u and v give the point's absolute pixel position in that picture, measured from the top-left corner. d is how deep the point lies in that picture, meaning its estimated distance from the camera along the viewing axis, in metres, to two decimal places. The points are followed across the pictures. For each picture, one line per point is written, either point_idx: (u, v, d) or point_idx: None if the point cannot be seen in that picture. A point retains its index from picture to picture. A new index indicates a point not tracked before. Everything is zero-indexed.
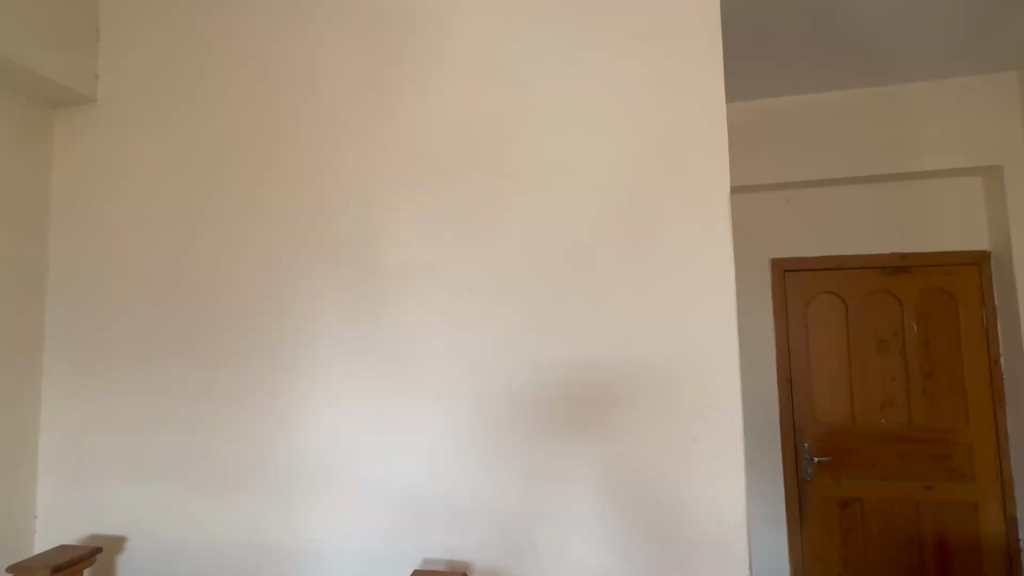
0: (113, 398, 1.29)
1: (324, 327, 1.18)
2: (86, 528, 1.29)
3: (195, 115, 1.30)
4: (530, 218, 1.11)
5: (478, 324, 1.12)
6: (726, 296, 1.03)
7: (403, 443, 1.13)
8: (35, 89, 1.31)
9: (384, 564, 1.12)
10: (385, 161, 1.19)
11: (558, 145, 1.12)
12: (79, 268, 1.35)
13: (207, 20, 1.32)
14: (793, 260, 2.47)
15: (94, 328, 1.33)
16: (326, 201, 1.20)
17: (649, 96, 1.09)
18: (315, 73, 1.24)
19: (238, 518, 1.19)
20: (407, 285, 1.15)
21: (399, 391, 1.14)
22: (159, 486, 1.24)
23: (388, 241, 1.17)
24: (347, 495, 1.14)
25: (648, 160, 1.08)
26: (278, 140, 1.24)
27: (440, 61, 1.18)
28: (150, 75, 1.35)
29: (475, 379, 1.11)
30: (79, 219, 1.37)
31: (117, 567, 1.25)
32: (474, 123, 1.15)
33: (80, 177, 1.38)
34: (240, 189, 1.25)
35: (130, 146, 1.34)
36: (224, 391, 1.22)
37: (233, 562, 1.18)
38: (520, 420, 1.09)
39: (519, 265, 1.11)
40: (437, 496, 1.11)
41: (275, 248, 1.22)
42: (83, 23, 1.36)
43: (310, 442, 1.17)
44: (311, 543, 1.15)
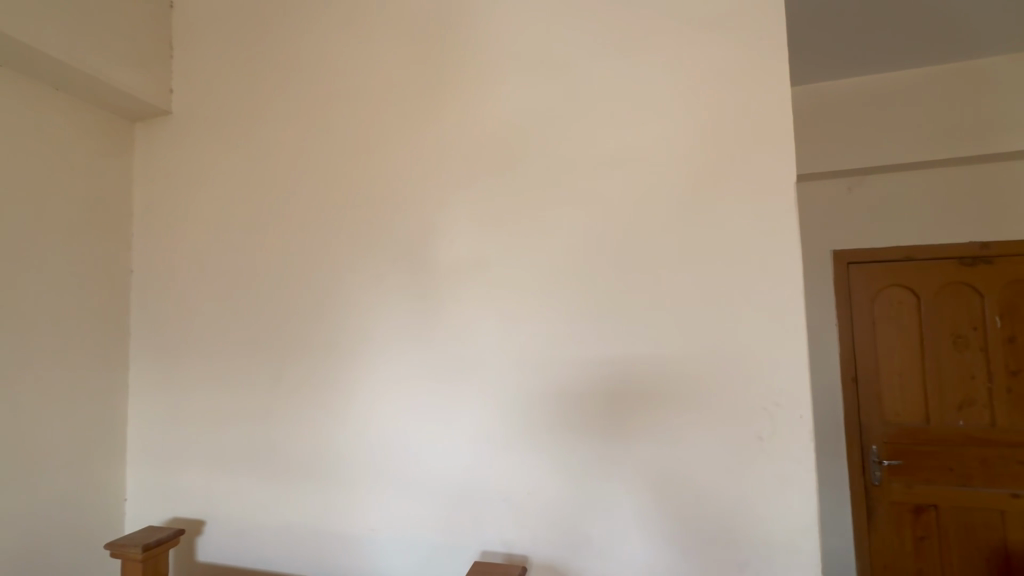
0: (190, 390, 1.38)
1: (383, 323, 1.22)
2: (168, 511, 1.38)
3: (259, 123, 1.37)
4: (585, 213, 1.11)
5: (532, 320, 1.12)
6: (793, 289, 0.98)
7: (459, 437, 1.15)
8: (118, 104, 1.42)
9: (443, 554, 1.14)
10: (438, 161, 1.21)
11: (612, 137, 1.10)
12: (158, 269, 1.45)
13: (269, 33, 1.39)
14: (857, 252, 2.33)
15: (172, 326, 1.42)
16: (382, 201, 1.24)
17: (707, 84, 1.06)
18: (369, 77, 1.28)
19: (305, 506, 1.25)
20: (462, 281, 1.17)
21: (455, 386, 1.16)
22: (233, 473, 1.32)
23: (442, 239, 1.19)
24: (406, 486, 1.18)
25: (707, 150, 1.05)
26: (336, 143, 1.29)
27: (491, 60, 1.19)
28: (218, 87, 1.43)
29: (530, 375, 1.12)
30: (156, 223, 1.47)
31: (197, 548, 1.34)
32: (526, 120, 1.16)
33: (157, 185, 1.48)
34: (302, 191, 1.31)
35: (201, 155, 1.43)
36: (290, 384, 1.28)
37: (302, 548, 1.24)
38: (575, 415, 1.08)
39: (574, 260, 1.10)
40: (494, 489, 1.12)
41: (334, 248, 1.27)
42: (158, 42, 1.46)
43: (370, 434, 1.21)
44: (372, 532, 1.19)
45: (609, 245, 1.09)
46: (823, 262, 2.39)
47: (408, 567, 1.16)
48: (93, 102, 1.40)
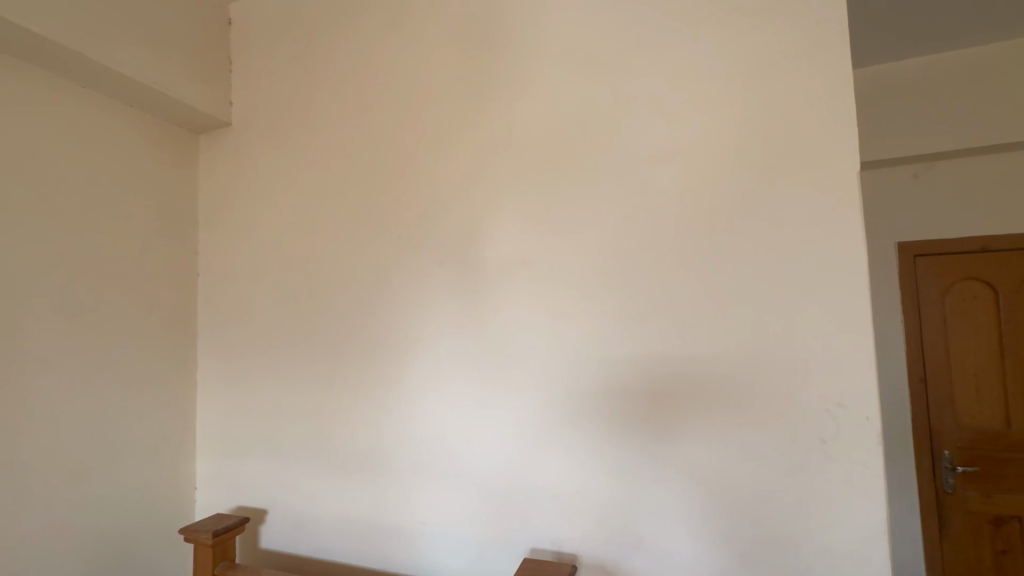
0: (252, 386, 1.46)
1: (431, 322, 1.25)
2: (234, 500, 1.47)
3: (311, 131, 1.43)
4: (632, 209, 1.09)
5: (578, 317, 1.12)
6: (857, 283, 0.94)
7: (507, 435, 1.16)
8: (183, 118, 1.51)
9: (492, 550, 1.16)
10: (483, 162, 1.22)
11: (660, 132, 1.08)
12: (221, 272, 1.54)
13: (319, 44, 1.44)
14: (924, 243, 2.18)
15: (234, 325, 1.50)
16: (428, 203, 1.27)
17: (759, 73, 1.02)
18: (414, 81, 1.31)
19: (359, 498, 1.30)
20: (508, 280, 1.18)
21: (502, 384, 1.17)
22: (291, 465, 1.39)
23: (487, 238, 1.21)
24: (455, 482, 1.20)
25: (760, 140, 1.01)
26: (383, 148, 1.33)
27: (534, 59, 1.20)
28: (272, 97, 1.50)
29: (577, 373, 1.11)
30: (219, 229, 1.56)
31: (261, 536, 1.42)
32: (570, 117, 1.16)
33: (219, 192, 1.57)
34: (352, 195, 1.36)
35: (258, 163, 1.51)
36: (343, 380, 1.33)
37: (357, 539, 1.29)
38: (624, 414, 1.07)
39: (621, 257, 1.09)
40: (542, 487, 1.12)
41: (383, 249, 1.31)
42: (218, 57, 1.54)
43: (419, 430, 1.24)
44: (423, 525, 1.23)
45: (657, 241, 1.07)
46: (885, 255, 2.25)
47: (457, 561, 1.19)
48: (161, 117, 1.50)
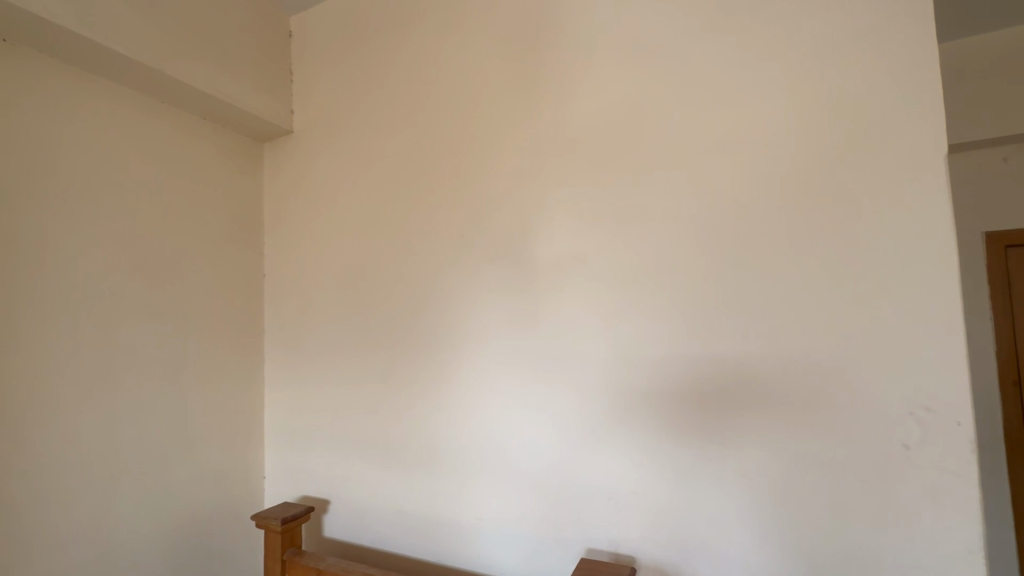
0: (314, 381, 1.53)
1: (484, 321, 1.26)
2: (299, 489, 1.54)
3: (367, 135, 1.47)
4: (691, 203, 1.05)
5: (635, 315, 1.09)
6: (945, 277, 0.86)
7: (561, 433, 1.15)
8: (250, 128, 1.60)
9: (547, 548, 1.15)
10: (535, 160, 1.22)
11: (720, 122, 1.04)
12: (285, 273, 1.61)
13: (373, 51, 1.49)
14: (1017, 233, 1.98)
15: (297, 323, 1.58)
16: (481, 202, 1.28)
17: (829, 55, 0.97)
18: (465, 83, 1.33)
19: (416, 493, 1.33)
20: (561, 278, 1.17)
21: (555, 382, 1.17)
22: (352, 457, 1.44)
23: (540, 235, 1.20)
24: (509, 479, 1.21)
25: (831, 126, 0.96)
26: (436, 149, 1.36)
27: (586, 54, 1.19)
28: (330, 105, 1.56)
29: (633, 372, 1.09)
30: (283, 231, 1.63)
31: (324, 525, 1.48)
32: (624, 111, 1.14)
33: (282, 197, 1.65)
34: (406, 197, 1.39)
35: (318, 168, 1.57)
36: (400, 377, 1.37)
37: (415, 533, 1.32)
38: (685, 414, 1.04)
39: (680, 253, 1.06)
40: (598, 488, 1.11)
41: (437, 248, 1.33)
42: (280, 69, 1.62)
43: (474, 427, 1.26)
44: (479, 521, 1.24)
45: (719, 234, 1.03)
46: (970, 246, 2.06)
47: (513, 558, 1.19)
48: (229, 127, 1.59)
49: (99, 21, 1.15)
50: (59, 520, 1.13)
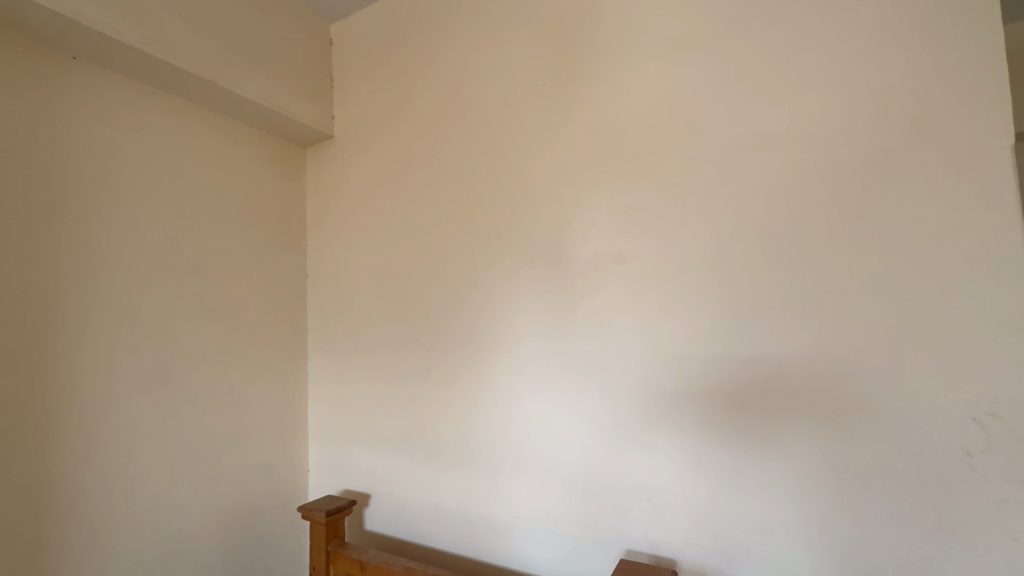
0: (355, 378, 1.57)
1: (520, 321, 1.27)
2: (341, 483, 1.59)
3: (406, 138, 1.51)
4: (734, 201, 1.03)
5: (676, 315, 1.08)
6: (1013, 275, 0.82)
7: (599, 433, 1.15)
8: (294, 134, 1.66)
9: (586, 548, 1.15)
10: (573, 159, 1.22)
11: (764, 117, 1.02)
12: (327, 273, 1.67)
13: (412, 56, 1.52)
14: None
15: (339, 322, 1.62)
16: (518, 202, 1.29)
17: (882, 45, 0.93)
18: (502, 85, 1.35)
19: (455, 489, 1.35)
20: (599, 277, 1.17)
21: (593, 382, 1.17)
22: (392, 453, 1.47)
23: (578, 235, 1.21)
24: (547, 478, 1.21)
25: (885, 118, 0.92)
26: (473, 151, 1.38)
27: (625, 51, 1.18)
28: (370, 109, 1.60)
29: (673, 372, 1.08)
30: (325, 233, 1.69)
31: (365, 519, 1.52)
32: (664, 107, 1.12)
33: (324, 200, 1.70)
34: (445, 198, 1.42)
35: (358, 171, 1.61)
36: (438, 375, 1.39)
37: (454, 529, 1.35)
38: (727, 416, 1.02)
39: (722, 252, 1.04)
40: (637, 489, 1.10)
41: (475, 249, 1.35)
42: (322, 76, 1.68)
43: (511, 426, 1.27)
44: (516, 519, 1.25)
45: (764, 232, 1.00)
46: None
47: (550, 556, 1.20)
48: (275, 134, 1.65)
49: (158, 37, 1.22)
50: (125, 506, 1.21)
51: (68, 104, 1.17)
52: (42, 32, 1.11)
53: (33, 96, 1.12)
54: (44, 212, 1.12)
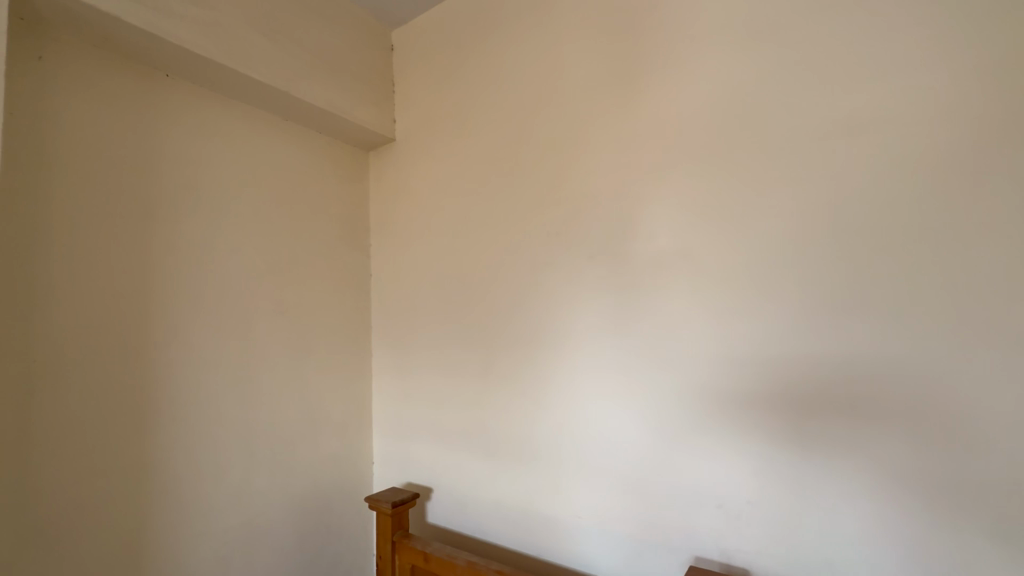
0: (418, 373, 1.61)
1: (581, 319, 1.26)
2: (404, 476, 1.63)
3: (465, 137, 1.53)
4: (814, 191, 0.98)
5: (749, 313, 1.03)
6: None
7: (665, 436, 1.12)
8: (358, 138, 1.72)
9: (652, 553, 1.12)
10: (636, 154, 1.20)
11: (848, 102, 0.96)
12: (390, 272, 1.72)
13: (473, 57, 1.54)
14: None
15: (402, 319, 1.67)
16: (579, 199, 1.29)
17: (987, 21, 0.86)
18: (562, 82, 1.34)
19: (515, 487, 1.36)
20: (664, 275, 1.14)
21: (658, 382, 1.13)
22: (454, 448, 1.50)
23: (641, 231, 1.18)
24: (609, 480, 1.20)
25: (995, 100, 0.85)
26: (533, 148, 1.38)
27: (692, 39, 1.14)
28: (431, 111, 1.64)
29: (746, 374, 1.03)
30: (387, 233, 1.74)
31: (428, 512, 1.55)
32: (736, 96, 1.08)
33: (387, 201, 1.76)
34: (505, 197, 1.43)
35: (419, 172, 1.66)
36: (499, 372, 1.41)
37: (515, 526, 1.35)
38: (808, 419, 0.96)
39: (801, 246, 0.99)
40: (706, 494, 1.06)
41: (535, 247, 1.36)
42: (384, 81, 1.73)
43: (573, 425, 1.26)
44: (579, 520, 1.24)
45: (851, 225, 0.94)
46: None
47: (613, 559, 1.18)
48: (340, 139, 1.72)
49: (238, 51, 1.30)
50: (211, 490, 1.30)
51: (160, 117, 1.28)
52: (136, 52, 1.21)
53: (129, 112, 1.22)
54: (141, 217, 1.22)
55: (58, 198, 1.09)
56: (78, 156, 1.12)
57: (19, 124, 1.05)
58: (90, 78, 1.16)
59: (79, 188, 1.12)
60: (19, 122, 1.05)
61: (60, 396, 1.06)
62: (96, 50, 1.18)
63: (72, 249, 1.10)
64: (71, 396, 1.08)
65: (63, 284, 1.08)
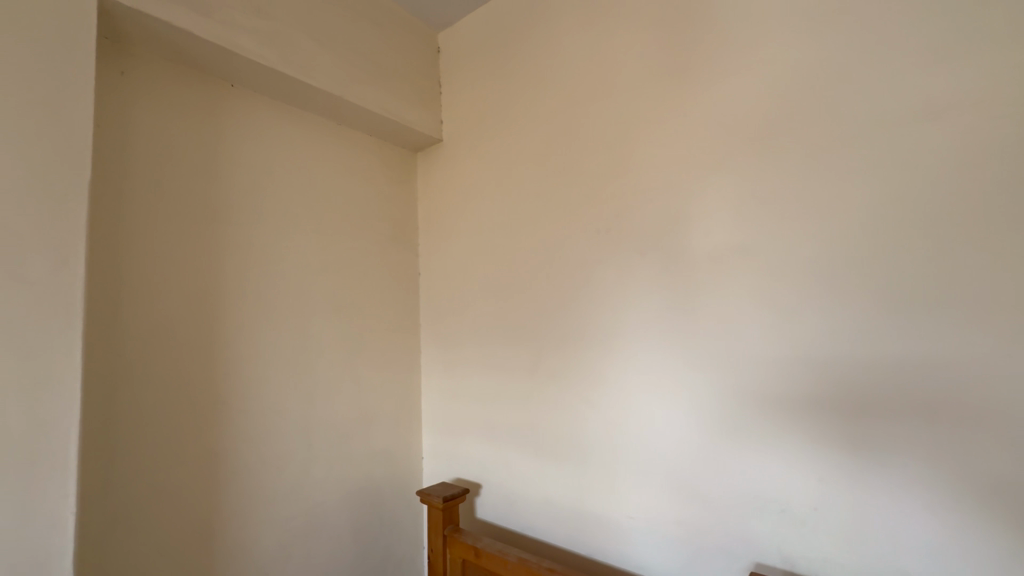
0: (466, 370, 1.63)
1: (634, 318, 1.24)
2: (454, 471, 1.65)
3: (512, 135, 1.54)
4: (887, 182, 0.94)
5: (815, 311, 0.99)
6: None
7: (722, 437, 1.09)
8: (407, 140, 1.76)
9: (710, 558, 1.09)
10: (691, 148, 1.17)
11: (924, 88, 0.92)
12: (439, 270, 1.75)
13: (520, 56, 1.55)
14: None
15: (451, 317, 1.69)
16: (630, 194, 1.27)
17: None
18: (612, 78, 1.33)
19: (565, 485, 1.36)
20: (722, 272, 1.11)
21: (714, 382, 1.10)
22: (503, 445, 1.51)
23: (697, 227, 1.15)
24: (662, 481, 1.17)
25: None
26: (581, 143, 1.37)
27: (752, 27, 1.11)
28: (478, 111, 1.65)
29: (812, 374, 0.99)
30: (435, 232, 1.77)
31: (478, 507, 1.57)
32: (801, 85, 1.04)
33: (435, 200, 1.79)
34: (553, 194, 1.43)
35: (467, 172, 1.67)
36: (548, 371, 1.41)
37: (565, 525, 1.35)
38: (880, 423, 0.92)
39: (872, 240, 0.94)
40: (768, 498, 1.03)
41: (584, 244, 1.34)
42: (432, 83, 1.77)
43: (624, 425, 1.24)
44: (630, 521, 1.22)
45: (931, 218, 0.90)
46: None
47: (668, 562, 1.16)
48: (389, 141, 1.76)
49: (297, 59, 1.36)
50: (275, 479, 1.36)
51: (225, 125, 1.35)
52: (204, 64, 1.28)
53: (198, 121, 1.29)
54: (210, 221, 1.29)
55: (138, 203, 1.17)
56: (154, 164, 1.20)
57: (104, 135, 1.13)
58: (163, 91, 1.24)
59: (155, 195, 1.20)
60: (105, 134, 1.13)
61: (141, 389, 1.14)
62: (169, 64, 1.26)
63: (151, 251, 1.18)
64: (150, 389, 1.16)
65: (143, 284, 1.16)
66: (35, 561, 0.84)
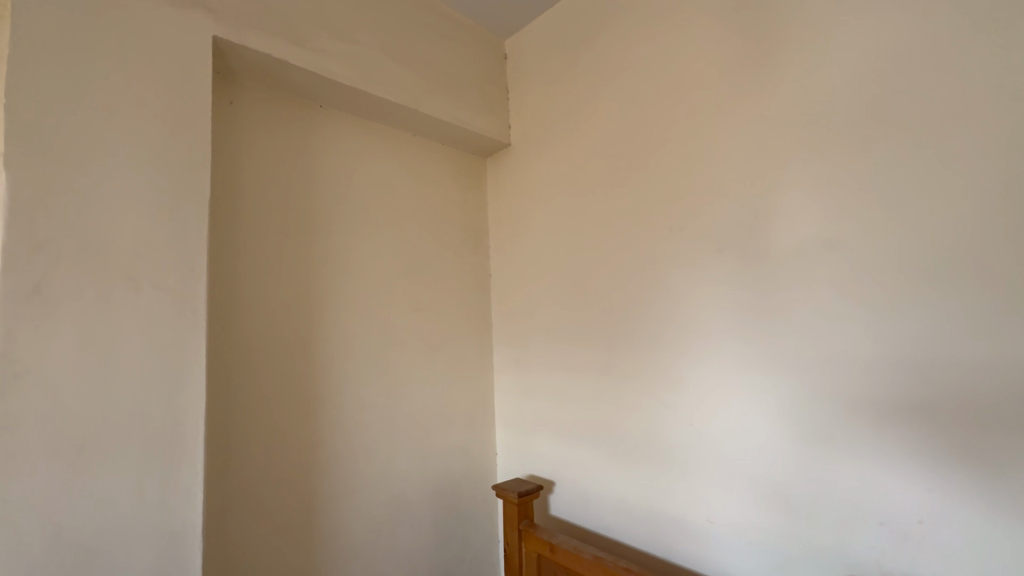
0: (538, 368, 1.66)
1: (710, 316, 1.21)
2: (527, 468, 1.69)
3: (581, 136, 1.55)
4: (1002, 166, 0.84)
5: (915, 309, 0.91)
6: None
7: (808, 441, 1.03)
8: (476, 146, 1.82)
9: (798, 568, 1.04)
10: (769, 139, 1.12)
11: None
12: (509, 271, 1.79)
13: (587, 57, 1.56)
14: None
15: (522, 317, 1.73)
16: (705, 190, 1.23)
17: None
18: (682, 71, 1.30)
19: (640, 485, 1.34)
20: (806, 268, 1.05)
21: (798, 383, 1.05)
22: (576, 443, 1.52)
23: (778, 221, 1.10)
24: (743, 484, 1.13)
25: None
26: (652, 141, 1.36)
27: (838, 5, 1.03)
28: (546, 114, 1.68)
29: (914, 377, 0.91)
30: (505, 234, 1.82)
31: (551, 504, 1.59)
32: (896, 64, 0.95)
33: (504, 203, 1.84)
34: (623, 193, 1.42)
35: (536, 174, 1.71)
36: (620, 370, 1.40)
37: (641, 525, 1.34)
38: (997, 431, 0.83)
39: (985, 230, 0.85)
40: (864, 508, 0.96)
41: (657, 242, 1.33)
42: (499, 89, 1.82)
43: (700, 426, 1.21)
44: (709, 524, 1.19)
45: None
46: None
47: (750, 568, 1.11)
48: (460, 148, 1.83)
49: (376, 77, 1.45)
50: (363, 468, 1.47)
51: (314, 143, 1.47)
52: (296, 88, 1.40)
53: (292, 140, 1.43)
54: (303, 230, 1.42)
55: (243, 218, 1.31)
56: (256, 181, 1.34)
57: (217, 159, 1.27)
58: (263, 115, 1.38)
59: (257, 209, 1.33)
60: (220, 158, 1.28)
61: (250, 384, 1.28)
62: (268, 91, 1.40)
63: (257, 260, 1.32)
64: (256, 384, 1.29)
65: (249, 290, 1.30)
66: (169, 532, 0.97)
